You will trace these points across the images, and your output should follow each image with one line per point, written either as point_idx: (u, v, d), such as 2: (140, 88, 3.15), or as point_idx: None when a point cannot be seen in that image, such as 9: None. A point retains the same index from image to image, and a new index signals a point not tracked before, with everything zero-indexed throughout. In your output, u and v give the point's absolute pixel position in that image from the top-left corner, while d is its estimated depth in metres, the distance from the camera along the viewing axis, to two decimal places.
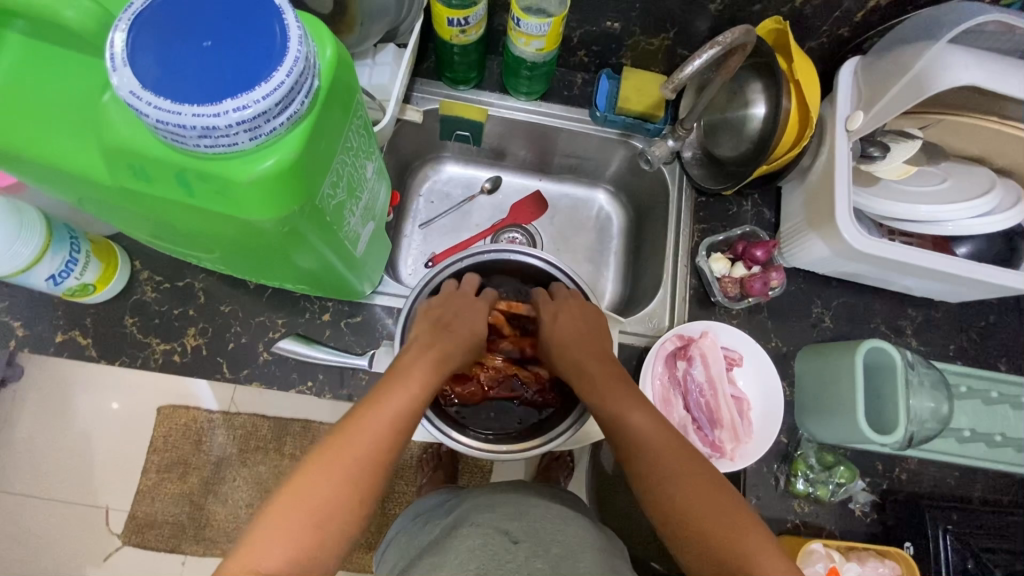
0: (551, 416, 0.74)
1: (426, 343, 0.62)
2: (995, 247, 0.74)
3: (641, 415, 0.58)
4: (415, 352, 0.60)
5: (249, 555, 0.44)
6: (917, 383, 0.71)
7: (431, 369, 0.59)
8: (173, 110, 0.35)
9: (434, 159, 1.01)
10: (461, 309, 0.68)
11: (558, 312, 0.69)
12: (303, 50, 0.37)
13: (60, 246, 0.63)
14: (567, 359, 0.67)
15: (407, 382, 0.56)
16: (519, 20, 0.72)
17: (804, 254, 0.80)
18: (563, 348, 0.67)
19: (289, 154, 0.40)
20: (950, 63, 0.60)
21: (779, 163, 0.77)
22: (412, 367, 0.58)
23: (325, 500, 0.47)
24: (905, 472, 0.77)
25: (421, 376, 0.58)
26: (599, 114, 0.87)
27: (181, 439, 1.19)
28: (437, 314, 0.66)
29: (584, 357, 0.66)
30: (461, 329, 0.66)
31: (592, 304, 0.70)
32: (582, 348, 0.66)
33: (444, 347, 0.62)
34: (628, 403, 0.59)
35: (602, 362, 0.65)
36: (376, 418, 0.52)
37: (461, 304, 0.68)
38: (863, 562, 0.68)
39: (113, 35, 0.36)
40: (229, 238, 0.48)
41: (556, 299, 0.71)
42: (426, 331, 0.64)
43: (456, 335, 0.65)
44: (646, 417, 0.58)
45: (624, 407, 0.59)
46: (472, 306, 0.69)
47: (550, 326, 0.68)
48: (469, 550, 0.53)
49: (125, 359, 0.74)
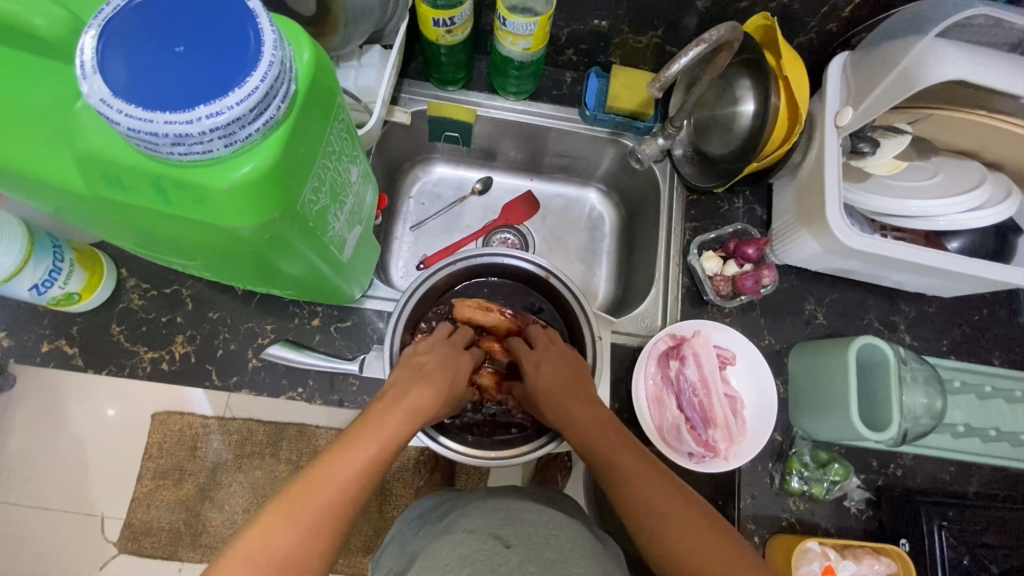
0: (527, 433, 0.74)
1: (399, 392, 0.58)
2: (987, 241, 0.74)
3: (632, 460, 0.56)
4: (388, 399, 0.57)
5: None
6: (911, 378, 0.70)
7: (404, 418, 0.55)
8: (144, 117, 0.34)
9: (424, 160, 1.00)
10: (444, 360, 0.66)
11: (541, 361, 0.68)
12: (277, 54, 0.37)
13: (43, 255, 0.62)
14: (552, 406, 0.64)
15: (382, 427, 0.53)
16: (505, 19, 0.72)
17: (796, 250, 0.79)
18: (551, 394, 0.65)
19: (266, 161, 0.39)
20: (937, 58, 0.60)
21: (769, 160, 0.77)
22: (386, 415, 0.55)
23: (287, 545, 0.44)
24: (900, 469, 0.77)
25: (391, 430, 0.53)
26: (588, 113, 0.87)
27: (176, 446, 1.19)
28: (418, 361, 0.64)
29: (565, 399, 0.64)
30: (438, 379, 0.62)
31: (570, 350, 0.70)
32: (567, 394, 0.64)
33: (420, 397, 0.58)
34: (622, 450, 0.58)
35: (591, 409, 0.62)
36: (341, 463, 0.48)
37: (447, 354, 0.67)
38: (859, 560, 0.68)
39: (82, 41, 0.35)
40: (210, 245, 0.48)
41: (537, 347, 0.71)
42: (404, 377, 0.61)
43: (433, 382, 0.61)
44: (638, 461, 0.56)
45: (620, 457, 0.57)
46: (455, 356, 0.68)
47: (532, 375, 0.67)
48: (461, 555, 0.53)
49: (112, 367, 0.73)
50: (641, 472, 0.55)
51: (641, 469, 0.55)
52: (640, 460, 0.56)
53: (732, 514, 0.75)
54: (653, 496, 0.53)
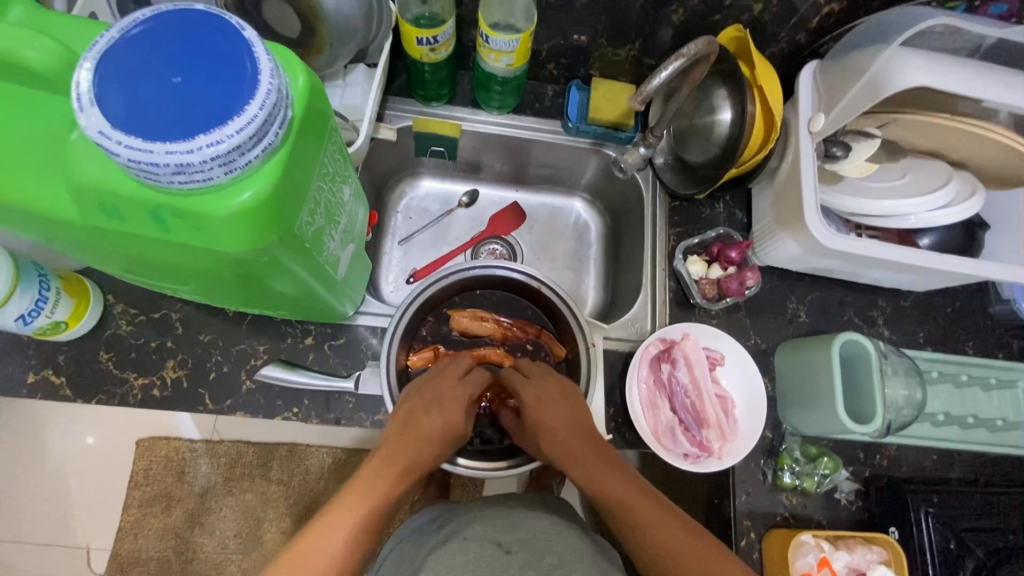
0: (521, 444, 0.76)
1: (392, 447, 0.60)
2: (955, 236, 0.77)
3: (616, 479, 0.60)
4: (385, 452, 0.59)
5: None
6: (892, 372, 0.73)
7: (394, 475, 0.57)
8: (145, 148, 0.34)
9: (410, 175, 1.01)
10: (442, 397, 0.66)
11: (540, 397, 0.68)
12: (274, 82, 0.37)
13: (30, 285, 0.61)
14: (553, 445, 0.65)
15: (369, 492, 0.55)
16: (488, 37, 0.73)
17: (777, 252, 0.82)
18: (547, 432, 0.65)
19: (265, 186, 0.39)
20: (903, 65, 0.62)
21: (748, 166, 0.79)
22: (380, 470, 0.57)
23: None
24: (886, 459, 0.80)
25: (382, 487, 0.55)
26: (571, 125, 0.89)
27: (163, 471, 1.20)
28: (415, 404, 0.64)
29: (560, 439, 0.64)
30: (433, 424, 0.63)
31: (568, 380, 0.71)
32: (560, 434, 0.64)
33: (409, 451, 0.60)
34: (608, 470, 0.61)
35: (579, 438, 0.64)
36: (330, 534, 0.50)
37: (446, 390, 0.66)
38: (851, 550, 0.70)
39: (79, 75, 0.35)
40: (204, 268, 0.48)
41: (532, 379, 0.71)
42: (397, 425, 0.62)
43: (425, 433, 0.62)
44: (652, 505, 0.57)
45: (606, 478, 0.61)
46: (455, 390, 0.67)
47: (533, 411, 0.67)
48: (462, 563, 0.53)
49: (103, 396, 0.72)
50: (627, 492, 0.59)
51: (623, 487, 0.60)
52: (626, 482, 0.60)
53: (728, 511, 0.76)
54: (647, 525, 0.56)
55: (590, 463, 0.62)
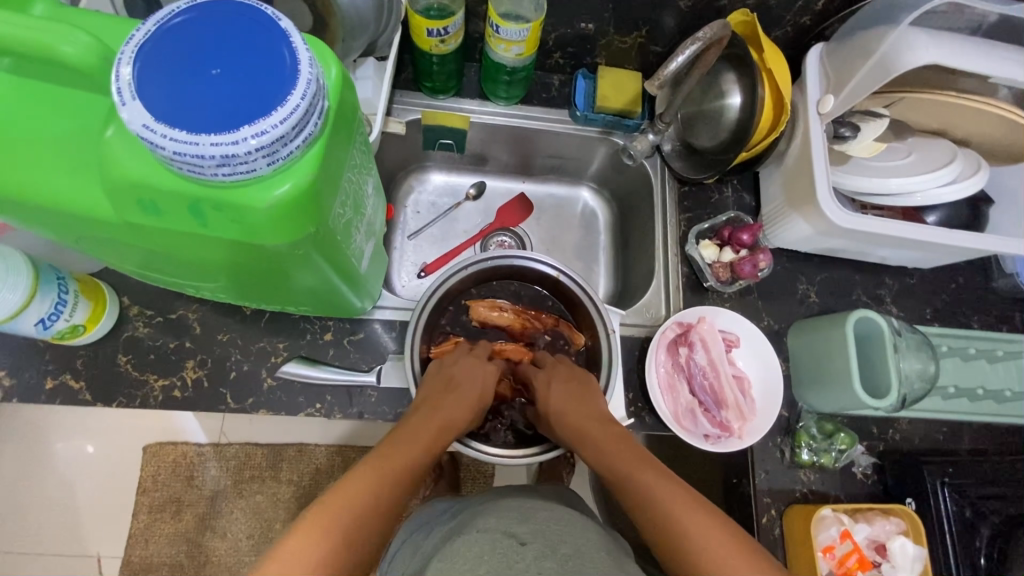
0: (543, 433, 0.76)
1: (430, 407, 0.63)
2: (960, 212, 0.79)
3: (620, 449, 0.61)
4: (421, 414, 0.62)
5: None
6: (905, 347, 0.74)
7: (434, 433, 0.60)
8: (190, 141, 0.34)
9: (418, 168, 1.01)
10: (469, 371, 0.69)
11: (550, 379, 0.70)
12: (314, 72, 0.37)
13: (49, 288, 0.60)
14: (564, 425, 0.66)
15: (399, 453, 0.56)
16: (499, 26, 0.73)
17: (788, 234, 0.83)
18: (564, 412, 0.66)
19: (305, 178, 0.39)
20: (913, 43, 0.63)
21: (757, 150, 0.80)
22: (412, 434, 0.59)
23: (309, 569, 0.42)
24: (898, 433, 0.81)
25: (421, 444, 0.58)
26: (579, 113, 0.89)
27: (171, 477, 1.20)
28: (448, 373, 0.68)
29: (572, 413, 0.66)
30: (467, 390, 0.67)
31: (581, 370, 0.72)
32: (574, 411, 0.66)
33: (444, 412, 0.63)
34: (615, 444, 0.62)
35: (589, 410, 0.66)
36: (359, 489, 0.50)
37: (472, 364, 0.70)
38: (871, 522, 0.72)
39: (119, 70, 0.35)
40: (234, 262, 0.48)
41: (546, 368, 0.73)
42: (436, 391, 0.65)
43: (460, 397, 0.65)
44: (653, 475, 0.57)
45: (611, 449, 0.62)
46: (480, 367, 0.71)
47: (544, 392, 0.69)
48: (476, 553, 0.51)
49: (122, 399, 0.71)
50: (630, 462, 0.60)
51: (626, 457, 0.60)
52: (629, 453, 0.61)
53: (748, 490, 0.77)
54: (653, 490, 0.56)
55: (599, 436, 0.63)
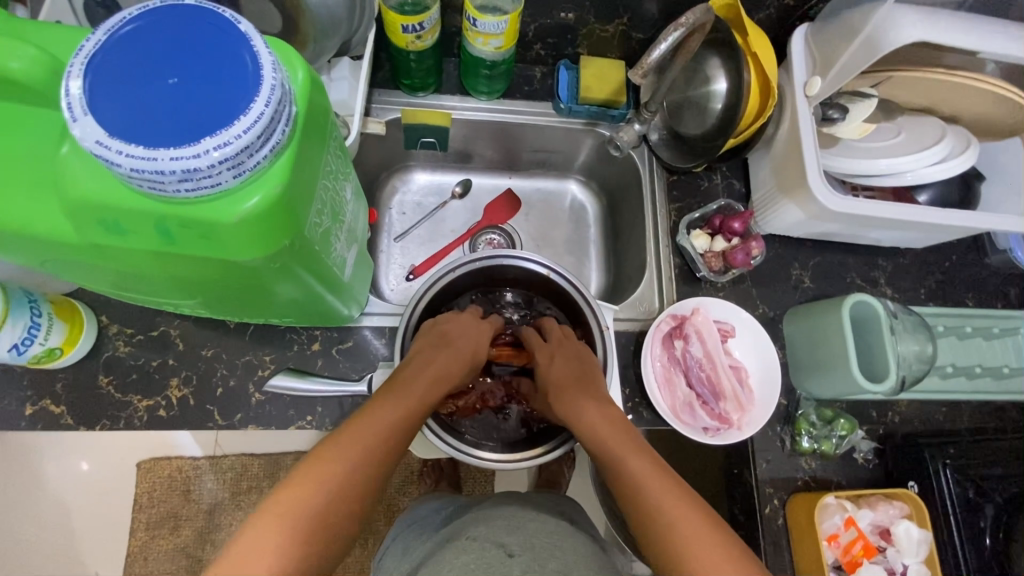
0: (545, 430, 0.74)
1: (424, 360, 0.63)
2: (951, 191, 0.78)
3: (606, 423, 0.61)
4: (412, 366, 0.62)
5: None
6: (901, 330, 0.74)
7: (428, 386, 0.61)
8: (148, 156, 0.32)
9: (402, 168, 0.99)
10: (465, 328, 0.70)
11: (554, 354, 0.70)
12: (278, 77, 0.35)
13: (21, 312, 0.58)
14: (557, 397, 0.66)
15: (378, 418, 0.55)
16: (475, 20, 0.71)
17: (778, 219, 0.82)
18: (560, 386, 0.66)
19: (274, 188, 0.37)
20: (899, 21, 0.62)
21: (744, 136, 0.79)
22: (404, 392, 0.59)
23: (280, 546, 0.43)
24: (897, 416, 0.81)
25: (417, 394, 0.59)
26: (563, 105, 0.87)
27: (168, 492, 1.18)
28: (444, 328, 0.69)
29: (564, 379, 0.67)
30: (462, 347, 0.68)
31: (586, 347, 0.71)
32: (568, 381, 0.67)
33: (438, 366, 0.63)
34: (606, 415, 0.62)
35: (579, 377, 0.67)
36: (329, 468, 0.48)
37: (468, 322, 0.71)
38: (874, 507, 0.71)
39: (67, 83, 0.33)
40: (211, 279, 0.46)
41: (550, 341, 0.72)
42: (428, 345, 0.66)
43: (456, 352, 0.67)
44: (641, 457, 0.57)
45: (600, 423, 0.61)
46: (476, 329, 0.71)
47: (545, 367, 0.69)
48: (463, 564, 0.50)
49: (106, 422, 0.69)
50: (616, 439, 0.60)
51: (611, 432, 0.61)
52: (619, 430, 0.61)
53: (749, 480, 0.77)
54: (638, 472, 0.56)
55: (598, 410, 0.63)
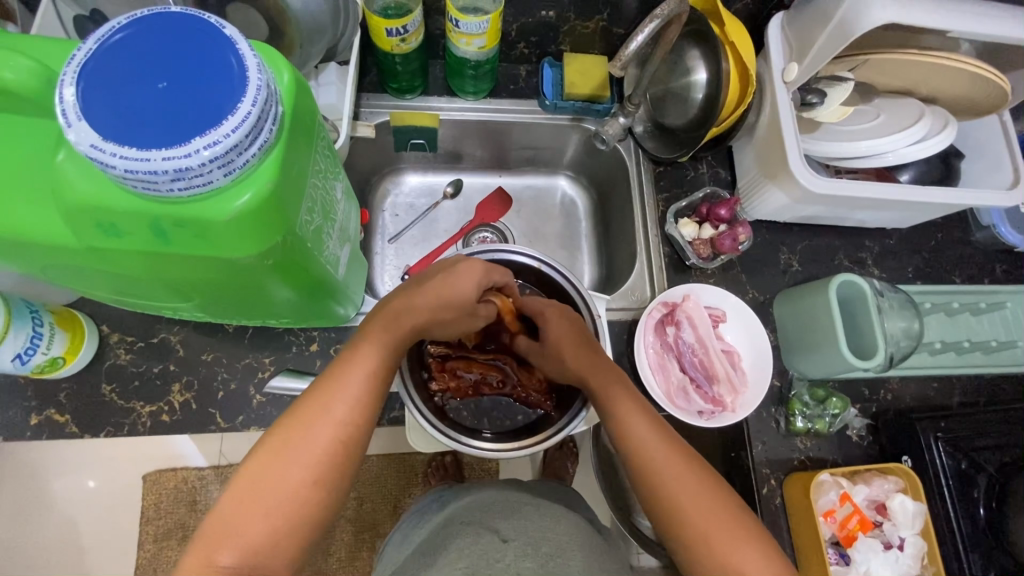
0: (540, 421, 0.74)
1: (401, 302, 0.59)
2: (931, 171, 0.79)
3: (619, 387, 0.61)
4: (389, 312, 0.59)
5: (216, 536, 0.46)
6: (888, 307, 0.75)
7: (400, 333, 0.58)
8: (141, 157, 0.34)
9: (392, 171, 1.00)
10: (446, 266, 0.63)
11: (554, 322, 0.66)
12: (263, 78, 0.37)
13: (22, 323, 0.60)
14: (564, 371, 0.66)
15: (351, 369, 0.54)
16: (458, 20, 0.72)
17: (763, 205, 0.84)
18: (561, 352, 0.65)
19: (265, 186, 0.39)
20: (869, 5, 0.63)
21: (726, 125, 0.80)
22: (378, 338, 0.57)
23: (266, 503, 0.47)
24: (889, 393, 0.82)
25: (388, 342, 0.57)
26: (548, 102, 0.89)
27: (174, 503, 1.10)
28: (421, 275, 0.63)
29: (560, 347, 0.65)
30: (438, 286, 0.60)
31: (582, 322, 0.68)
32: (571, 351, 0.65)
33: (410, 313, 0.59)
34: (608, 377, 0.62)
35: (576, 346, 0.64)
36: (305, 426, 0.51)
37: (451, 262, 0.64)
38: (869, 483, 0.73)
39: (62, 91, 0.35)
40: (206, 278, 0.47)
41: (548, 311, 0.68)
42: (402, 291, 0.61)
43: (426, 290, 0.60)
44: (645, 420, 0.57)
45: (604, 385, 0.61)
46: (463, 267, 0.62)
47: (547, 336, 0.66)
48: (458, 551, 0.51)
49: (111, 428, 0.70)
50: (620, 400, 0.59)
51: (616, 393, 0.60)
52: (623, 391, 0.61)
53: (746, 462, 0.78)
54: (645, 435, 0.56)
55: (608, 381, 0.61)
